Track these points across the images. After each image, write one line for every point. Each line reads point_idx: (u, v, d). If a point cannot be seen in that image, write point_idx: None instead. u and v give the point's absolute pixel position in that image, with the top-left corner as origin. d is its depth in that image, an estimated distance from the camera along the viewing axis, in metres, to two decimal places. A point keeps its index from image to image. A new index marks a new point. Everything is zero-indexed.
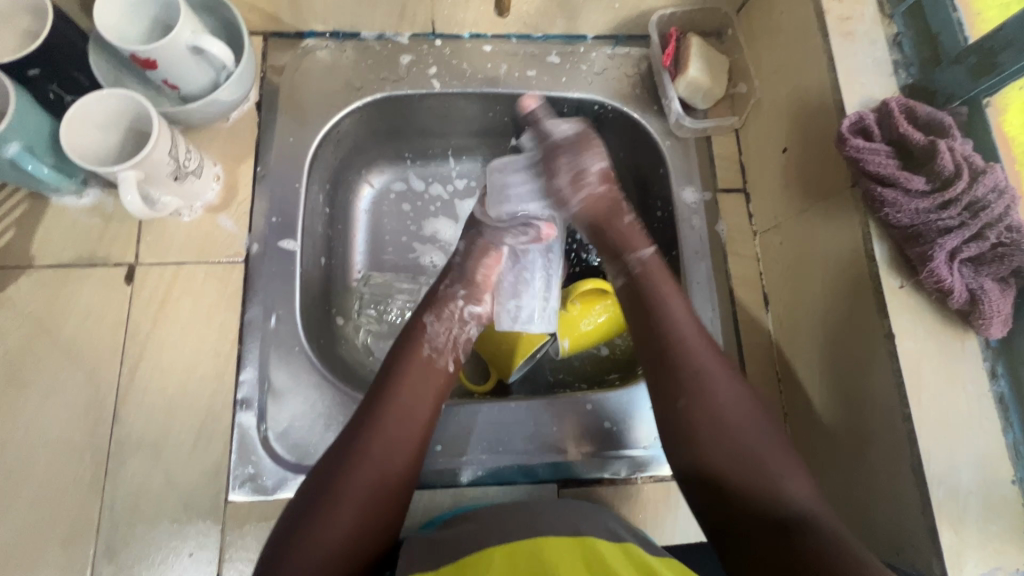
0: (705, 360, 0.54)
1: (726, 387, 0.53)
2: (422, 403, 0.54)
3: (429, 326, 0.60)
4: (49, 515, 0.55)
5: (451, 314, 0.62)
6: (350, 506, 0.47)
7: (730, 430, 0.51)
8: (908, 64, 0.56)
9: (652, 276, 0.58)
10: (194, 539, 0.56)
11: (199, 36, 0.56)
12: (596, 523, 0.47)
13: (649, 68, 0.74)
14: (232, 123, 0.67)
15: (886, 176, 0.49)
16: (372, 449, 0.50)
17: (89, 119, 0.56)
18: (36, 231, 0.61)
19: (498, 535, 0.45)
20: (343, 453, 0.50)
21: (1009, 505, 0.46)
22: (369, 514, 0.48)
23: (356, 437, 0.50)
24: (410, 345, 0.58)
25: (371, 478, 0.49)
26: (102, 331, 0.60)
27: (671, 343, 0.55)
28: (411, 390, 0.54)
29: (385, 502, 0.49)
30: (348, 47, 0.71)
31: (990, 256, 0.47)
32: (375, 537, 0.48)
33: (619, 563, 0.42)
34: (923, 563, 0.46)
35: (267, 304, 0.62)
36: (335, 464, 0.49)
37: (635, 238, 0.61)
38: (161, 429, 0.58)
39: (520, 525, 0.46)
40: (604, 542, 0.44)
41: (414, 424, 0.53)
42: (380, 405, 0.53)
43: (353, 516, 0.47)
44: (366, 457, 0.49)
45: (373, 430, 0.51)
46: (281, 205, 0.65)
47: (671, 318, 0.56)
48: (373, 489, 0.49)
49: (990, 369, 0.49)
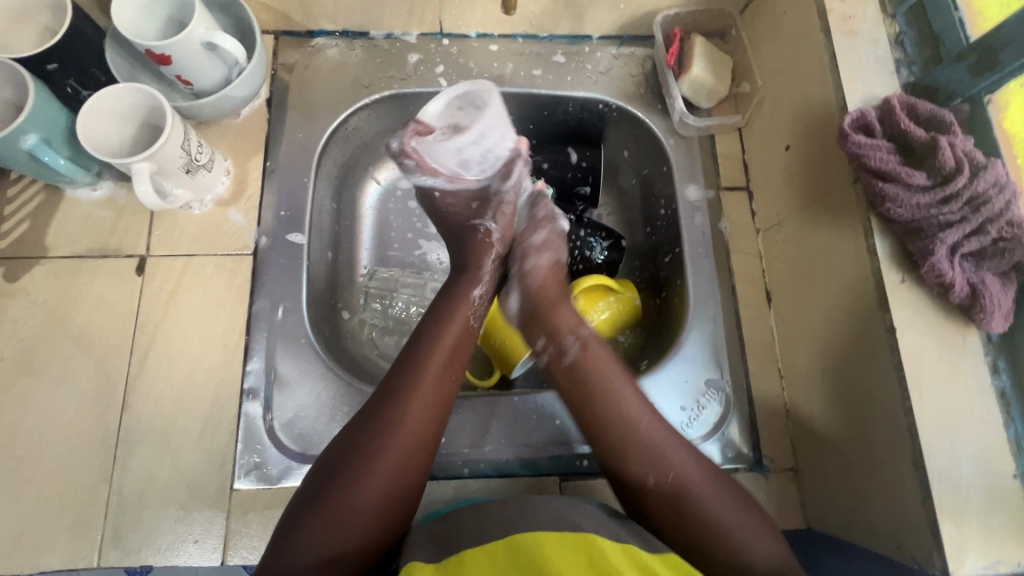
0: (656, 434, 0.52)
1: (688, 467, 0.51)
2: (454, 369, 0.55)
3: (476, 301, 0.59)
4: (57, 501, 0.56)
5: (489, 274, 0.62)
6: (381, 470, 0.48)
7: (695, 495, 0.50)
8: (910, 63, 0.57)
9: (596, 366, 0.56)
10: (199, 527, 0.56)
11: (212, 32, 0.57)
12: (598, 519, 0.47)
13: (653, 68, 0.75)
14: (243, 119, 0.69)
15: (888, 172, 0.50)
16: (406, 409, 0.51)
17: (105, 111, 0.57)
18: (51, 223, 0.63)
19: (499, 528, 0.45)
20: (375, 412, 0.51)
21: (1011, 500, 0.46)
22: (402, 478, 0.49)
23: (389, 399, 0.51)
24: (450, 308, 0.58)
25: (403, 443, 0.50)
26: (113, 321, 0.61)
27: (626, 420, 0.53)
28: (445, 356, 0.55)
29: (415, 467, 0.50)
30: (358, 46, 0.72)
31: (991, 250, 0.47)
32: (403, 504, 0.49)
33: (621, 563, 0.42)
34: (925, 558, 0.46)
35: (275, 296, 0.63)
36: (366, 426, 0.50)
37: (567, 323, 0.60)
38: (169, 417, 0.59)
39: (523, 516, 0.46)
40: (607, 540, 0.44)
41: (446, 389, 0.54)
42: (417, 369, 0.53)
43: (385, 479, 0.48)
44: (399, 420, 0.50)
45: (409, 392, 0.52)
46: (289, 200, 0.66)
47: (615, 396, 0.54)
48: (402, 456, 0.49)
49: (992, 364, 0.49)
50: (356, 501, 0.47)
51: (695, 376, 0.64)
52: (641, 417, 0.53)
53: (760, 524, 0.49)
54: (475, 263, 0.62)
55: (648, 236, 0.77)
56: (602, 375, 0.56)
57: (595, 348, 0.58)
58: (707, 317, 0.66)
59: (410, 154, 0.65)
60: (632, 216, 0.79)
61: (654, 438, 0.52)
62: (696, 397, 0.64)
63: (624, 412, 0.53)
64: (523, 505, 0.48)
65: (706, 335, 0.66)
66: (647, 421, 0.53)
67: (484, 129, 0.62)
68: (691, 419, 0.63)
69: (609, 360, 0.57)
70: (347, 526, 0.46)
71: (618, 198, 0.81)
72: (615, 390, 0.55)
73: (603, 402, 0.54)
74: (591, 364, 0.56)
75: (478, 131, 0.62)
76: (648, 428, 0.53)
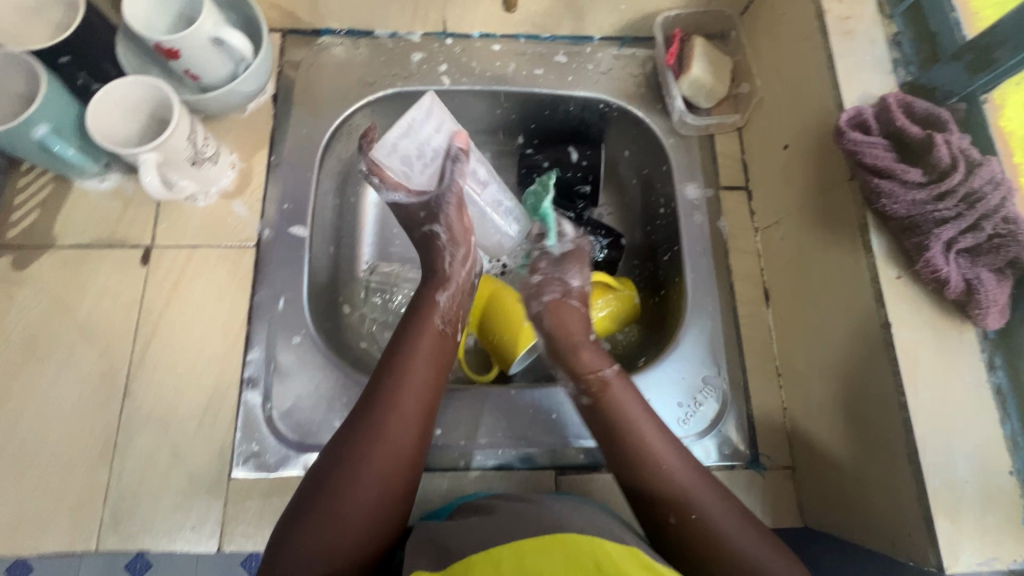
0: (683, 475, 0.50)
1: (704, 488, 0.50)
2: (431, 384, 0.55)
3: (439, 305, 0.60)
4: (57, 485, 0.56)
5: (458, 283, 0.63)
6: (367, 474, 0.49)
7: (721, 534, 0.47)
8: (907, 63, 0.58)
9: (608, 391, 0.56)
10: (197, 513, 0.57)
11: (220, 27, 0.58)
12: (600, 524, 0.47)
13: (654, 68, 0.75)
14: (249, 114, 0.70)
15: (883, 169, 0.50)
16: (385, 426, 0.51)
17: (115, 103, 0.59)
18: (59, 213, 0.64)
19: (503, 535, 0.44)
20: (354, 429, 0.51)
21: (1007, 496, 0.46)
22: (387, 496, 0.49)
23: (370, 406, 0.52)
24: (420, 319, 0.59)
25: (386, 448, 0.50)
26: (117, 310, 0.62)
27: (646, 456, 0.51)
28: (419, 371, 0.55)
29: (403, 468, 0.50)
30: (363, 44, 0.74)
31: (988, 246, 0.47)
32: (395, 507, 0.49)
33: (627, 562, 0.40)
34: (919, 553, 0.46)
35: (277, 288, 0.64)
36: (350, 434, 0.51)
37: (593, 357, 0.59)
38: (169, 405, 0.59)
39: (528, 527, 0.44)
40: (612, 544, 0.42)
41: (422, 402, 0.54)
42: (390, 385, 0.53)
43: (372, 483, 0.48)
44: (382, 424, 0.51)
45: (389, 399, 0.52)
46: (292, 193, 0.67)
47: (639, 434, 0.53)
48: (388, 460, 0.50)
49: (988, 361, 0.49)
50: (347, 506, 0.47)
51: (691, 373, 0.64)
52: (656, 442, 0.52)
53: (773, 543, 0.47)
54: (439, 268, 0.63)
55: (647, 235, 0.77)
56: (627, 412, 0.54)
57: (617, 384, 0.56)
58: (705, 314, 0.67)
59: (376, 171, 0.63)
60: (632, 215, 0.80)
61: (680, 480, 0.50)
62: (693, 394, 0.64)
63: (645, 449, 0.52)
64: (523, 514, 0.47)
65: (704, 333, 0.66)
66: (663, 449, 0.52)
67: (417, 117, 0.59)
68: (689, 415, 0.63)
69: (630, 397, 0.55)
70: (338, 536, 0.46)
71: (618, 197, 0.81)
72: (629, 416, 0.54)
73: (623, 438, 0.53)
74: (613, 401, 0.55)
75: (407, 118, 0.59)
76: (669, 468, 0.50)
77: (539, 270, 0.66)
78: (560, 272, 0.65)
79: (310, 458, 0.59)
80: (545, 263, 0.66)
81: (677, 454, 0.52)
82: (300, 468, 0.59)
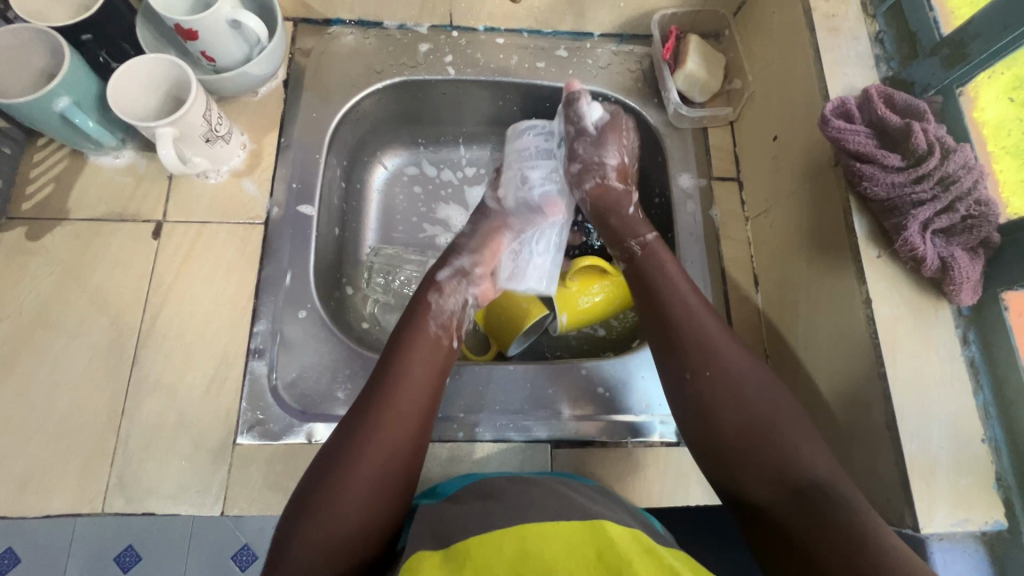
0: (719, 338, 0.55)
1: (749, 375, 0.53)
2: (430, 379, 0.56)
3: (432, 304, 0.61)
4: (65, 449, 0.58)
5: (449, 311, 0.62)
6: (362, 471, 0.49)
7: (745, 394, 0.52)
8: (889, 59, 0.61)
9: (658, 261, 0.61)
10: (201, 478, 0.58)
11: (237, 10, 0.61)
12: (607, 507, 0.47)
13: (651, 65, 0.79)
14: (260, 97, 0.72)
15: (864, 154, 0.53)
16: (383, 420, 0.52)
17: (134, 78, 0.61)
18: (73, 187, 0.66)
19: (508, 515, 0.44)
20: (353, 426, 0.52)
21: (978, 461, 0.49)
22: (386, 480, 0.50)
23: (366, 408, 0.53)
24: (416, 320, 0.60)
25: (381, 445, 0.51)
26: (127, 280, 0.64)
27: (686, 316, 0.56)
28: (418, 369, 0.56)
29: (398, 463, 0.51)
30: (372, 35, 0.77)
31: (961, 227, 0.50)
32: (390, 498, 0.50)
33: (631, 548, 0.40)
34: (897, 515, 0.49)
35: (284, 265, 0.66)
36: (344, 435, 0.52)
37: (638, 225, 0.65)
38: (177, 372, 0.61)
39: (530, 509, 0.44)
40: (616, 525, 0.43)
41: (420, 395, 0.55)
42: (389, 379, 0.54)
43: (366, 480, 0.49)
44: (377, 421, 0.52)
45: (385, 396, 0.53)
46: (301, 173, 0.70)
47: (676, 293, 0.58)
48: (382, 458, 0.50)
49: (962, 336, 0.52)
50: (342, 499, 0.48)
51: None
52: (712, 324, 0.56)
53: (802, 427, 0.50)
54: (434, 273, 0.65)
55: None
56: (666, 273, 0.60)
57: (659, 247, 0.62)
58: None
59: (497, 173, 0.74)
60: None
61: (711, 337, 0.55)
62: None
63: (686, 304, 0.57)
64: (526, 497, 0.47)
65: None
66: (712, 324, 0.56)
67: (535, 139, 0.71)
68: None
69: (672, 259, 0.61)
70: (333, 528, 0.47)
71: None
72: (676, 284, 0.59)
73: (662, 297, 0.58)
74: (654, 253, 0.61)
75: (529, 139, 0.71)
76: (705, 328, 0.55)
77: (576, 159, 0.67)
78: (597, 154, 0.67)
79: (313, 426, 0.61)
80: (579, 148, 0.67)
81: (714, 320, 0.56)
82: (303, 435, 0.60)
